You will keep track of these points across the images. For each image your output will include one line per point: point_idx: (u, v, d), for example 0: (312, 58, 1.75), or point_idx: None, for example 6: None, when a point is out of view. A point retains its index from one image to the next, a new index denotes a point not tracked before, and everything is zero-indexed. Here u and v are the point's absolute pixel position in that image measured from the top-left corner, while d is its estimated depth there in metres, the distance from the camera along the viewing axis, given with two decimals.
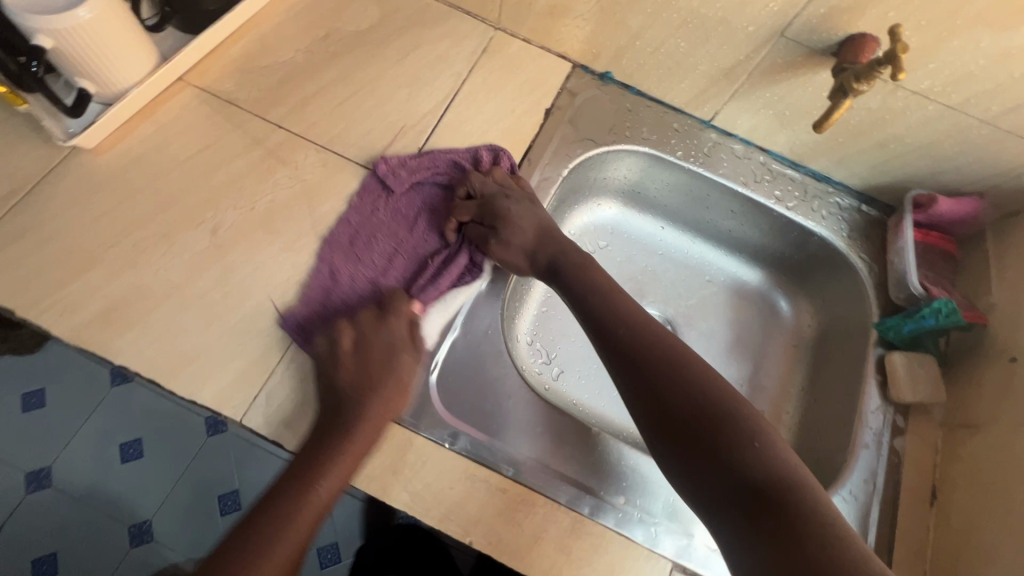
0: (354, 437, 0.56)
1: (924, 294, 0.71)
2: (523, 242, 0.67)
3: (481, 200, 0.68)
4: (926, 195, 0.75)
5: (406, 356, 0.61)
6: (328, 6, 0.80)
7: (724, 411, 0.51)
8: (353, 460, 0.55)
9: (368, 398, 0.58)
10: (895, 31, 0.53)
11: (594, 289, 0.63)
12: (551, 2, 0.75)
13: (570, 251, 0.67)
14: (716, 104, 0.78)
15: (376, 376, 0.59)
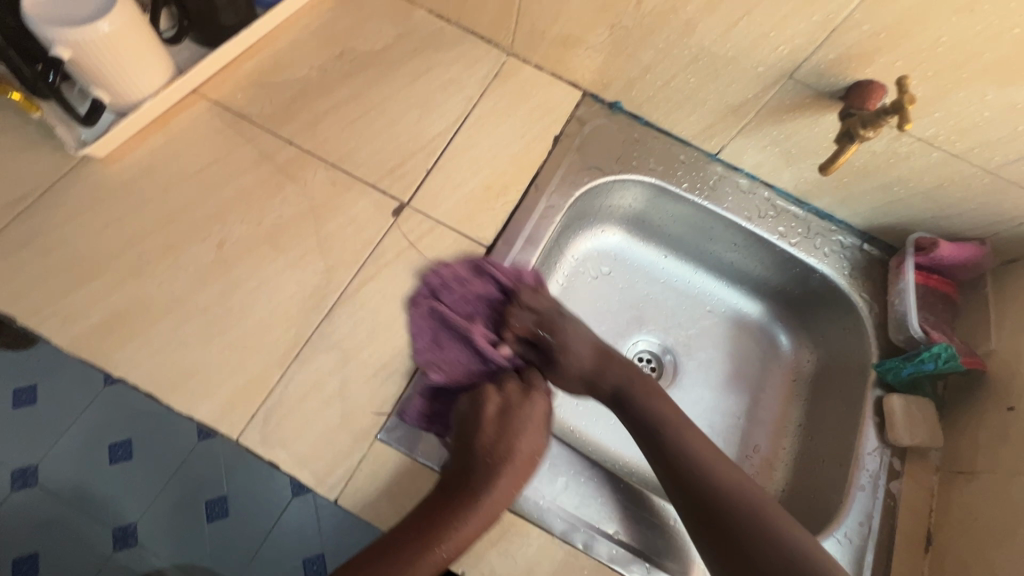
0: (479, 508, 0.56)
1: (924, 337, 0.71)
2: (580, 369, 0.67)
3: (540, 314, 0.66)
4: (928, 238, 0.75)
5: (541, 436, 0.62)
6: (344, 25, 0.81)
7: (807, 574, 0.53)
8: (473, 531, 0.55)
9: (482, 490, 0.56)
10: (904, 83, 0.55)
11: (663, 422, 0.63)
12: (564, 32, 0.76)
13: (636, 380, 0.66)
14: (723, 138, 0.79)
15: (503, 451, 0.59)
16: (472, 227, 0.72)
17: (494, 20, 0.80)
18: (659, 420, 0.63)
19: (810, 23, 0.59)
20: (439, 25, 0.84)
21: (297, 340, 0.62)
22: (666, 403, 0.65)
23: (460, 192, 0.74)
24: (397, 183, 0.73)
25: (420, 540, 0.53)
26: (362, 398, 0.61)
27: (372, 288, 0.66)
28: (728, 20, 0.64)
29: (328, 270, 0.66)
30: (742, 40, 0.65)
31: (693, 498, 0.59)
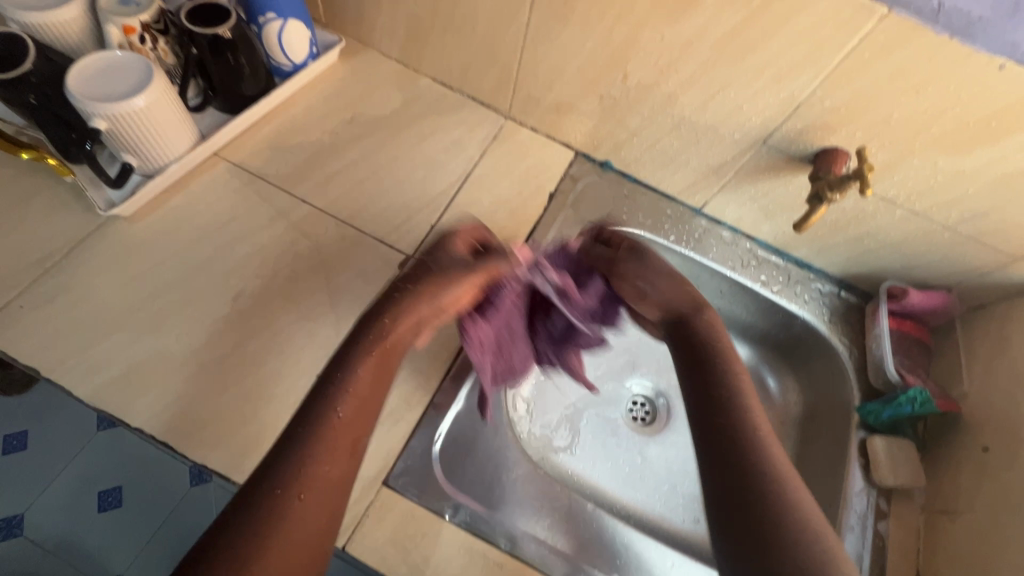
0: (371, 348, 0.58)
1: (899, 380, 0.76)
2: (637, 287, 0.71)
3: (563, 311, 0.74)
4: (899, 286, 0.81)
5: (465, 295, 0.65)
6: (355, 93, 0.88)
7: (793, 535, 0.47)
8: (365, 393, 0.56)
9: (389, 343, 0.60)
10: (863, 154, 0.63)
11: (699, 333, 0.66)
12: (558, 100, 0.83)
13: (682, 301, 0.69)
14: (706, 194, 0.85)
15: (415, 280, 0.63)
16: None
17: (493, 88, 0.87)
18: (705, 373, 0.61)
19: (778, 99, 0.66)
20: (442, 92, 0.91)
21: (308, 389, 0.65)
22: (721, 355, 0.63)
23: None
24: (404, 237, 0.78)
25: (319, 409, 0.53)
26: (370, 446, 0.64)
27: None
28: (705, 93, 0.71)
29: (338, 321, 0.70)
30: (719, 111, 0.72)
31: (729, 457, 0.54)
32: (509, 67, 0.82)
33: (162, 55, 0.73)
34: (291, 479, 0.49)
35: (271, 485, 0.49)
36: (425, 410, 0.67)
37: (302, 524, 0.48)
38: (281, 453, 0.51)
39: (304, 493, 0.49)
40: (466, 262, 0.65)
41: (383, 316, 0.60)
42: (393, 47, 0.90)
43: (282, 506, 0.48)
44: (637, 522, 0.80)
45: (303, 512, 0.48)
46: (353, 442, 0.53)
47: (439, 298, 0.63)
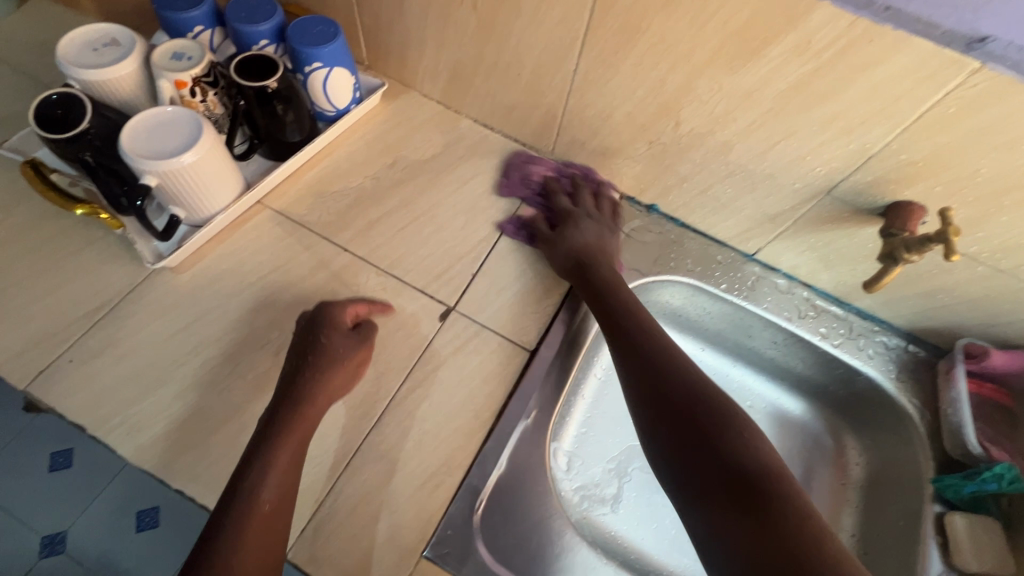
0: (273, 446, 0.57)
1: (983, 454, 0.69)
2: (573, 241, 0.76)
3: (559, 208, 0.81)
4: (979, 345, 0.74)
5: (342, 342, 0.66)
6: (397, 135, 0.88)
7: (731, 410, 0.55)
8: (276, 490, 0.55)
9: (297, 408, 0.60)
10: (947, 215, 0.56)
11: (600, 260, 0.75)
12: (604, 144, 0.81)
13: (602, 266, 0.74)
14: (760, 241, 0.81)
15: (304, 370, 0.63)
16: (517, 332, 0.74)
17: (536, 130, 0.85)
18: (610, 280, 0.72)
19: (847, 150, 0.62)
20: (484, 133, 0.90)
21: (348, 450, 0.64)
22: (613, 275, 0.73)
23: (504, 295, 0.77)
24: (444, 287, 0.76)
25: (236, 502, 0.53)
26: (409, 514, 0.61)
27: (420, 395, 0.68)
28: (765, 143, 0.67)
29: (378, 377, 0.69)
30: (778, 160, 0.68)
31: (651, 368, 0.61)
32: (554, 110, 0.80)
33: (212, 106, 0.74)
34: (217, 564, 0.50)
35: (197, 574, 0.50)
36: (464, 476, 0.64)
37: (256, 545, 0.52)
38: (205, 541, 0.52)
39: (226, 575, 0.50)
40: (351, 343, 0.66)
41: (282, 408, 0.60)
42: (435, 89, 0.89)
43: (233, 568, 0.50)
44: None
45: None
46: (268, 524, 0.54)
47: (330, 386, 0.63)
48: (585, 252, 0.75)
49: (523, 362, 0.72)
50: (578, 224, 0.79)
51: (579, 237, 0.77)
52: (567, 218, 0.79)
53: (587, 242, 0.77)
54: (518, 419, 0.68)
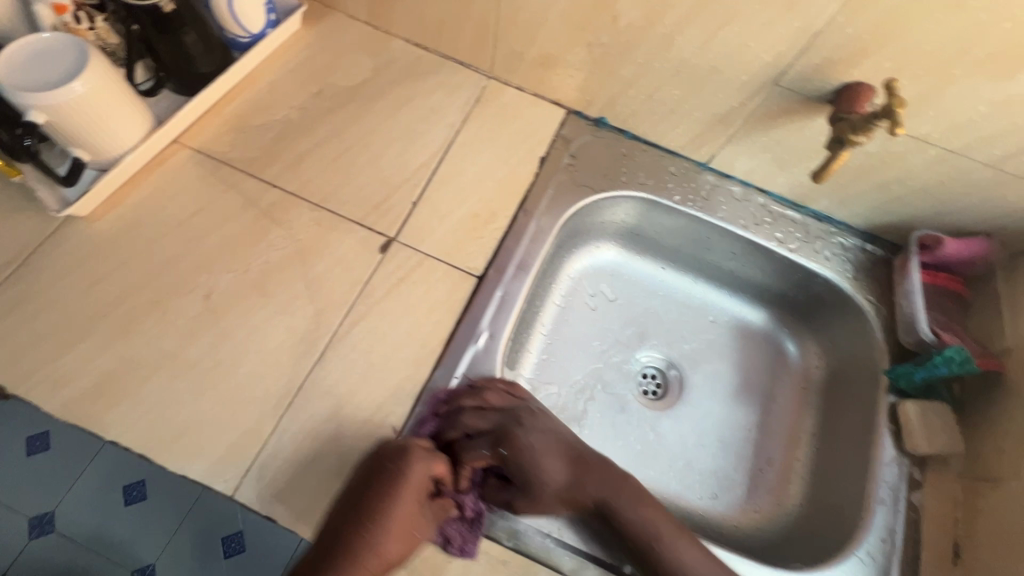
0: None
1: (934, 340, 0.69)
2: (557, 490, 0.60)
3: (496, 429, 0.62)
4: (932, 236, 0.73)
5: (421, 464, 0.58)
6: (322, 61, 0.81)
7: None
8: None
9: (370, 535, 0.54)
10: (893, 88, 0.54)
11: (619, 501, 0.61)
12: (543, 53, 0.75)
13: (619, 500, 0.61)
14: (713, 148, 0.77)
15: (370, 495, 0.56)
16: (463, 258, 0.71)
17: (472, 45, 0.79)
18: (649, 533, 0.60)
19: (791, 30, 0.58)
20: (418, 54, 0.83)
21: (290, 389, 0.62)
22: (654, 511, 0.61)
23: (447, 222, 0.73)
24: (383, 218, 0.72)
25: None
26: (358, 446, 0.60)
27: (364, 329, 0.66)
28: (706, 31, 0.62)
29: (318, 314, 0.66)
30: (722, 51, 0.63)
31: None
32: (486, 19, 0.74)
33: (103, 35, 0.66)
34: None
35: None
36: (414, 406, 0.62)
37: None
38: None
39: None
40: (428, 505, 0.58)
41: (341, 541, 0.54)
42: (359, 7, 0.82)
43: None
44: None
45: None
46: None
47: (399, 519, 0.55)
48: (567, 487, 0.61)
49: (472, 289, 0.70)
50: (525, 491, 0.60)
51: (548, 479, 0.60)
52: (516, 440, 0.62)
53: (559, 491, 0.60)
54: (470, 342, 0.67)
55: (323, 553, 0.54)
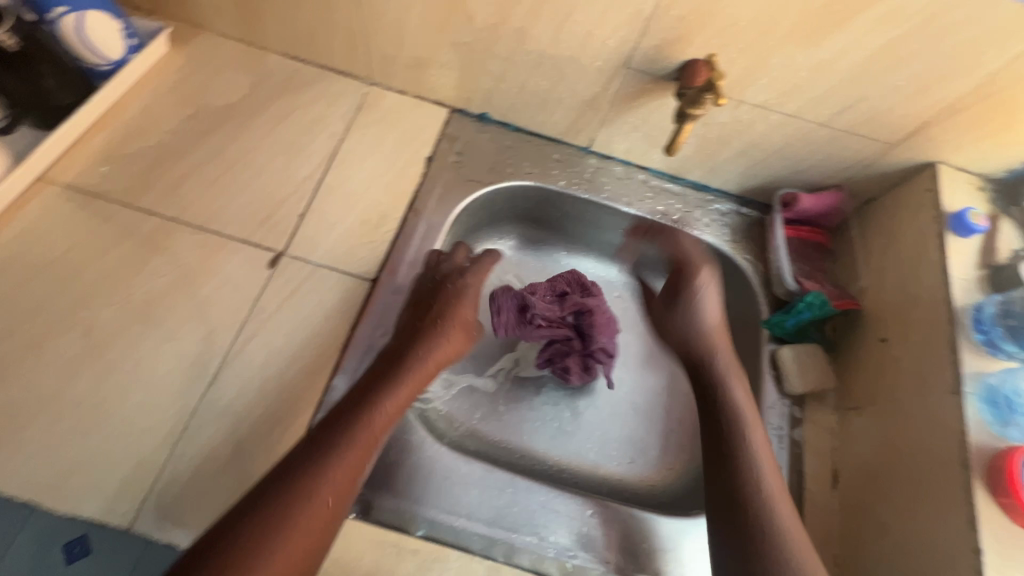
0: (376, 404, 0.58)
1: (797, 288, 0.75)
2: (685, 330, 0.73)
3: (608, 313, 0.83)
4: (791, 193, 0.79)
5: (467, 310, 0.71)
6: (195, 82, 0.80)
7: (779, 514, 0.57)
8: (356, 468, 0.53)
9: (425, 342, 0.65)
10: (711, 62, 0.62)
11: (736, 390, 0.66)
12: (413, 55, 0.77)
13: (729, 358, 0.70)
14: (590, 132, 0.81)
15: (440, 298, 0.69)
16: (355, 264, 0.72)
17: (346, 53, 0.80)
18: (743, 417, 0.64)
19: (626, 16, 0.62)
20: (295, 67, 0.83)
21: (185, 413, 0.61)
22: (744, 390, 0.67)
23: (337, 230, 0.74)
24: (270, 233, 0.72)
25: (320, 456, 0.52)
26: (259, 461, 0.60)
27: (258, 345, 0.66)
28: (554, 22, 0.65)
29: (208, 336, 0.65)
30: (572, 40, 0.67)
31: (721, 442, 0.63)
32: (353, 27, 0.75)
33: None
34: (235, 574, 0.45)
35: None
36: (312, 419, 0.63)
37: (344, 477, 0.52)
38: (277, 492, 0.49)
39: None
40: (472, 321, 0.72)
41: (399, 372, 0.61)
42: (228, 25, 0.81)
43: (311, 500, 0.50)
44: (569, 476, 0.79)
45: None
46: (341, 481, 0.52)
47: (461, 316, 0.70)
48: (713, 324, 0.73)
49: (366, 293, 0.71)
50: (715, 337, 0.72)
51: (698, 318, 0.73)
52: (690, 273, 0.76)
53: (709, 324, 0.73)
54: (367, 344, 0.68)
55: (387, 376, 0.61)
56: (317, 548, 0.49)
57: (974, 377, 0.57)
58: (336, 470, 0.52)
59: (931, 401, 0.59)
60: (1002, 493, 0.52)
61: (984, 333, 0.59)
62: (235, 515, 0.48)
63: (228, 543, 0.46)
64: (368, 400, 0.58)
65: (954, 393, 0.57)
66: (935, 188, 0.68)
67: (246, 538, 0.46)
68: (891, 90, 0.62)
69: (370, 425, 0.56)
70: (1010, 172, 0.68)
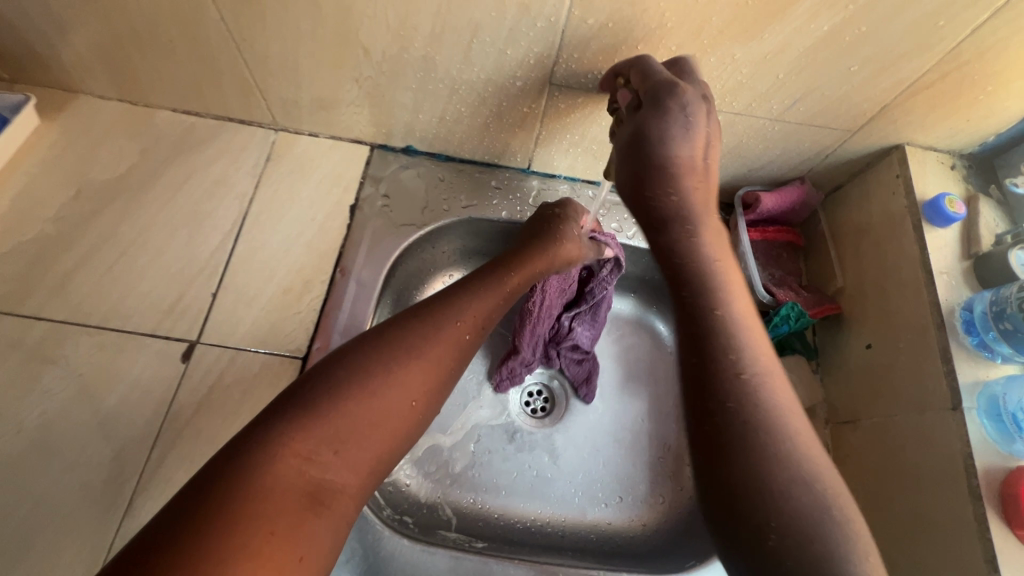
0: (498, 276, 0.60)
1: (771, 300, 0.68)
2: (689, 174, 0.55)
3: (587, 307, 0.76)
4: (752, 193, 0.72)
5: (576, 223, 0.69)
6: (75, 155, 0.71)
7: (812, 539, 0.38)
8: (472, 328, 0.54)
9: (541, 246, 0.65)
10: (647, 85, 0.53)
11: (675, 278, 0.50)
12: (316, 96, 0.68)
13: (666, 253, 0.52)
14: (526, 152, 0.73)
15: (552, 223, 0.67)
16: (280, 342, 0.64)
17: (240, 100, 0.70)
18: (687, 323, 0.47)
19: (539, 29, 0.54)
20: (189, 121, 0.74)
21: (100, 550, 0.54)
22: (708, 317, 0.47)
23: (256, 306, 0.65)
24: (179, 322, 0.64)
25: (407, 332, 0.50)
26: None
27: (177, 457, 0.58)
28: (460, 45, 0.57)
29: (118, 455, 0.57)
30: (485, 61, 0.59)
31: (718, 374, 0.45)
32: (241, 73, 0.66)
33: None
34: (347, 401, 0.45)
35: (311, 403, 0.44)
36: None
37: (419, 374, 0.49)
38: (383, 342, 0.49)
39: (350, 413, 0.44)
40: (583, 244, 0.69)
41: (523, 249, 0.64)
42: (101, 85, 0.71)
43: (383, 381, 0.47)
44: (556, 529, 0.73)
45: (372, 422, 0.45)
46: (437, 346, 0.51)
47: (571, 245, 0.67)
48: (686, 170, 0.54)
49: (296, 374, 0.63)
50: (682, 192, 0.53)
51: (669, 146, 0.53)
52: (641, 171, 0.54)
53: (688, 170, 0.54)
54: None
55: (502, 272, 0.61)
56: (380, 460, 0.46)
57: (971, 388, 0.52)
58: (451, 325, 0.53)
59: (927, 418, 0.54)
60: (1018, 525, 0.46)
61: (977, 336, 0.53)
62: (340, 358, 0.48)
63: (305, 401, 0.44)
64: (462, 291, 0.57)
65: (954, 409, 0.51)
66: (904, 173, 0.62)
67: (322, 390, 0.45)
68: (844, 76, 0.55)
69: (497, 287, 0.59)
70: (982, 146, 0.63)
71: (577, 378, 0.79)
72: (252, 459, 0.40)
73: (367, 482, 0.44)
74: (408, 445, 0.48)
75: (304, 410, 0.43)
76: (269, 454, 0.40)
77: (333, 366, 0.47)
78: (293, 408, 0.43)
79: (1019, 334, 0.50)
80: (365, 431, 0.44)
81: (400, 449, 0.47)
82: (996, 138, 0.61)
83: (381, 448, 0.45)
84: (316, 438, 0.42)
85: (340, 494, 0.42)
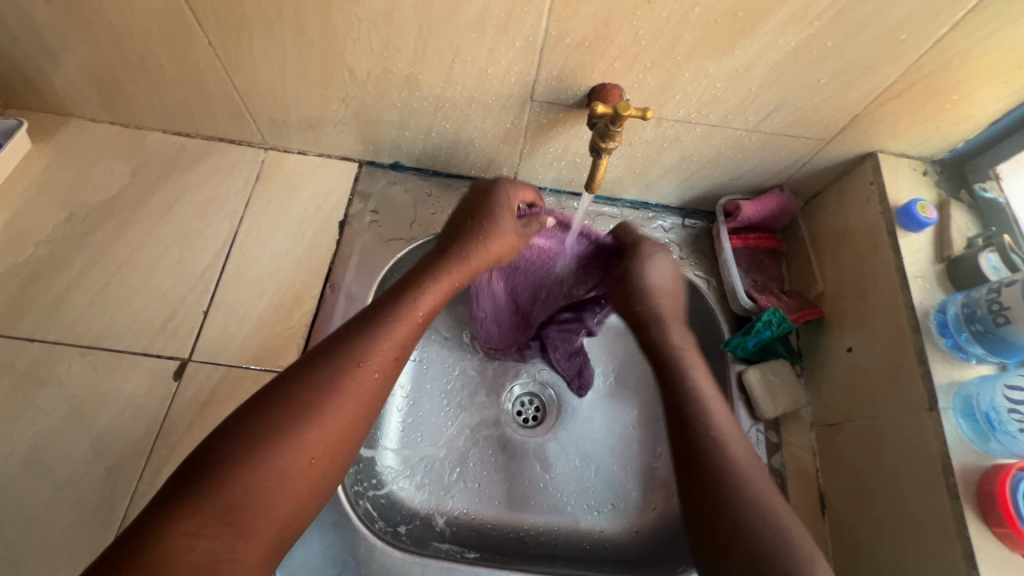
0: (410, 299, 0.55)
1: (754, 306, 0.70)
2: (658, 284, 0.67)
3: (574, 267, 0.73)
4: (732, 201, 0.74)
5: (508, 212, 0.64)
6: (68, 177, 0.72)
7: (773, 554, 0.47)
8: (384, 363, 0.51)
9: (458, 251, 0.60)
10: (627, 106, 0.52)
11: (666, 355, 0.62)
12: (304, 115, 0.69)
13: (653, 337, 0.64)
14: (511, 166, 0.75)
15: (475, 213, 0.63)
16: (271, 358, 0.65)
17: (230, 121, 0.72)
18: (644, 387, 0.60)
19: (519, 49, 0.56)
20: (180, 142, 0.75)
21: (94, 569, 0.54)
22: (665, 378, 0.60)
23: (247, 323, 0.66)
24: (171, 340, 0.65)
25: (309, 382, 0.47)
26: None
27: (169, 475, 0.58)
28: (443, 65, 0.59)
29: (111, 473, 0.58)
30: (466, 80, 0.60)
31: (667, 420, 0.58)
32: (230, 95, 0.67)
33: None
34: (238, 470, 0.42)
35: (206, 474, 0.42)
36: None
37: (323, 432, 0.46)
38: (283, 394, 0.46)
39: (246, 482, 0.42)
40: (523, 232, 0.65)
41: (444, 262, 0.60)
42: (93, 108, 0.72)
43: (286, 441, 0.44)
44: (547, 540, 0.73)
45: (266, 490, 0.43)
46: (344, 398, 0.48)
47: (499, 228, 0.63)
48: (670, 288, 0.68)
49: None
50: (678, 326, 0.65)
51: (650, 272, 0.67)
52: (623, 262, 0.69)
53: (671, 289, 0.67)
54: None
55: (409, 299, 0.55)
56: (290, 523, 0.45)
57: (946, 388, 0.53)
58: (355, 369, 0.49)
59: (907, 418, 0.55)
60: (995, 521, 0.48)
61: (951, 338, 0.55)
62: (237, 417, 0.45)
63: (198, 472, 0.42)
64: (366, 328, 0.52)
65: (930, 409, 0.53)
66: (877, 180, 0.64)
67: (216, 459, 0.43)
68: (815, 88, 0.57)
69: (410, 314, 0.54)
70: (952, 152, 0.65)
71: (571, 374, 0.80)
72: (139, 541, 0.39)
73: (275, 544, 0.44)
74: (321, 496, 0.47)
75: (190, 486, 0.41)
76: (156, 535, 0.39)
77: (230, 428, 0.44)
78: (183, 485, 0.42)
79: (990, 335, 0.52)
80: (262, 500, 0.43)
81: (314, 505, 0.46)
82: (966, 144, 0.63)
83: (286, 509, 0.44)
84: (204, 516, 0.40)
85: (239, 565, 0.41)
